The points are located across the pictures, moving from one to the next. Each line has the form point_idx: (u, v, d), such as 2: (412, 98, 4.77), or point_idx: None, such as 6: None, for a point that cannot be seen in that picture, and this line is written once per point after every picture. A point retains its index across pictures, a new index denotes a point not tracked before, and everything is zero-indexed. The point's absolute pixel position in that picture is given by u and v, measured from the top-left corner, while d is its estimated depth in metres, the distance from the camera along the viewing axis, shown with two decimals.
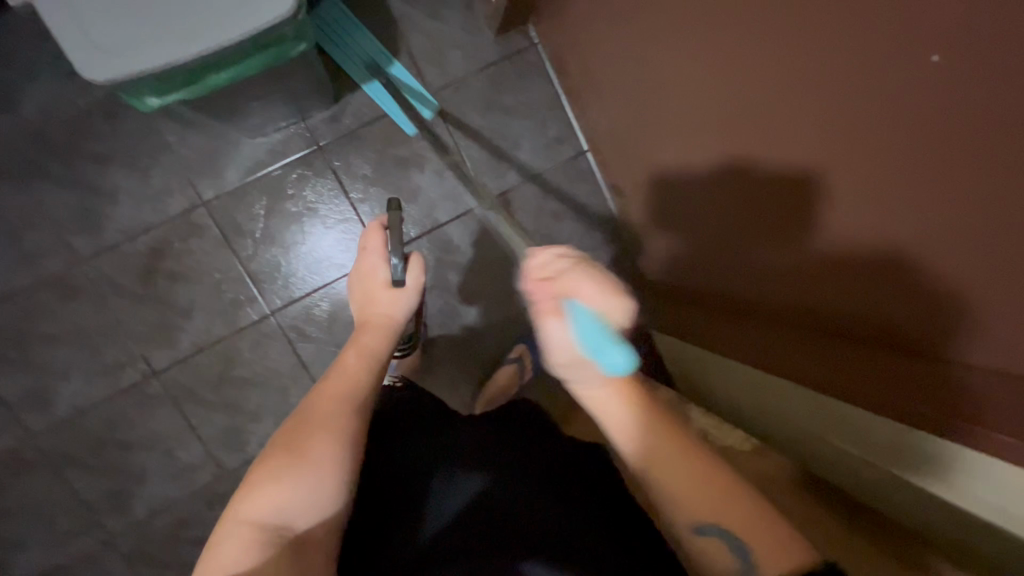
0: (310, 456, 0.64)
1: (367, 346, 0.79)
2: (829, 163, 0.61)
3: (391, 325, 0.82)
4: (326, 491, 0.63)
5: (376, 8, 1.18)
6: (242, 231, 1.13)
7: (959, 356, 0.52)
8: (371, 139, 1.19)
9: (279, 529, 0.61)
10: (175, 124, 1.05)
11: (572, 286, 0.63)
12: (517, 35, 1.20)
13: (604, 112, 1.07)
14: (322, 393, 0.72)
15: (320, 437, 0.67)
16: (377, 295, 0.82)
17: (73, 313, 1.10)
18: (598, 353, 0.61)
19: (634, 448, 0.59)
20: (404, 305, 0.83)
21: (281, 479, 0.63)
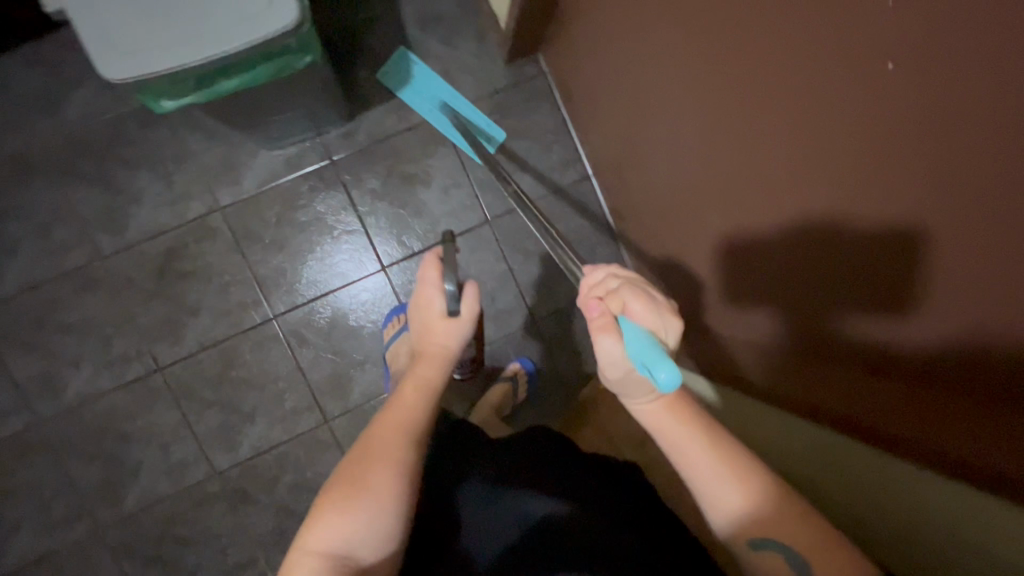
0: (371, 488, 0.65)
1: (424, 377, 0.76)
2: (773, 170, 0.64)
3: (444, 355, 0.79)
4: (389, 517, 0.64)
5: (392, 32, 1.27)
6: (254, 239, 1.23)
7: (931, 366, 0.51)
8: (380, 155, 1.26)
9: (347, 559, 0.61)
10: (208, 149, 1.23)
11: (623, 302, 0.64)
12: (526, 64, 1.29)
13: (604, 145, 1.18)
14: (382, 424, 0.71)
15: (377, 470, 0.66)
16: (433, 325, 0.79)
17: (96, 307, 1.22)
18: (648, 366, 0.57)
19: (704, 470, 0.60)
20: (459, 335, 0.79)
21: (348, 512, 0.63)
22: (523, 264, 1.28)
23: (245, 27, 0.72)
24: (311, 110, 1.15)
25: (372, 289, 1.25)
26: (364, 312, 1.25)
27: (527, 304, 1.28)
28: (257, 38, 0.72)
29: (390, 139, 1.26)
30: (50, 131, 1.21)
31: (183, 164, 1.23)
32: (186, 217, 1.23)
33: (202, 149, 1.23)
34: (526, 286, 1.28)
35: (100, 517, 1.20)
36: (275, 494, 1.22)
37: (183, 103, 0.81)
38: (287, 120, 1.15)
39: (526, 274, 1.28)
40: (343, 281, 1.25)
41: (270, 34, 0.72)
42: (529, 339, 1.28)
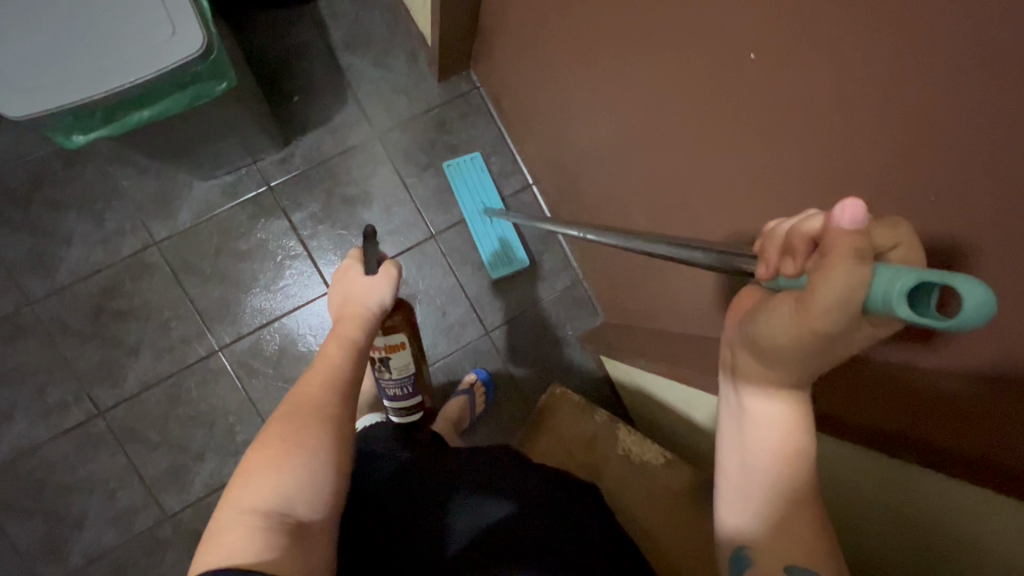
0: (309, 442, 0.63)
1: (344, 336, 0.74)
2: (707, 163, 0.68)
3: (365, 315, 0.77)
4: (323, 470, 0.62)
5: (323, 57, 1.28)
6: (193, 270, 1.21)
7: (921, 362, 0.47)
8: (320, 178, 1.26)
9: (284, 513, 0.58)
10: (140, 184, 1.21)
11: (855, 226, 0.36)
12: (459, 80, 1.31)
13: (540, 152, 1.20)
14: (312, 378, 0.69)
15: (313, 427, 0.64)
16: (354, 287, 0.78)
17: (26, 354, 1.17)
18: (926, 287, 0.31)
19: (776, 480, 0.49)
20: (381, 295, 0.78)
21: (283, 466, 0.60)
22: (471, 276, 1.29)
23: (150, 57, 0.72)
24: (245, 137, 1.15)
25: (320, 313, 1.24)
26: (314, 336, 1.23)
27: (479, 316, 1.29)
28: (161, 68, 0.72)
29: (328, 161, 1.26)
30: None
31: (113, 202, 1.20)
32: (119, 254, 1.20)
33: (132, 184, 1.21)
34: (475, 298, 1.29)
35: None
36: None
37: (95, 137, 0.78)
38: (218, 146, 1.13)
39: (475, 286, 1.29)
40: (290, 307, 1.23)
41: (173, 63, 0.72)
42: (484, 351, 1.29)
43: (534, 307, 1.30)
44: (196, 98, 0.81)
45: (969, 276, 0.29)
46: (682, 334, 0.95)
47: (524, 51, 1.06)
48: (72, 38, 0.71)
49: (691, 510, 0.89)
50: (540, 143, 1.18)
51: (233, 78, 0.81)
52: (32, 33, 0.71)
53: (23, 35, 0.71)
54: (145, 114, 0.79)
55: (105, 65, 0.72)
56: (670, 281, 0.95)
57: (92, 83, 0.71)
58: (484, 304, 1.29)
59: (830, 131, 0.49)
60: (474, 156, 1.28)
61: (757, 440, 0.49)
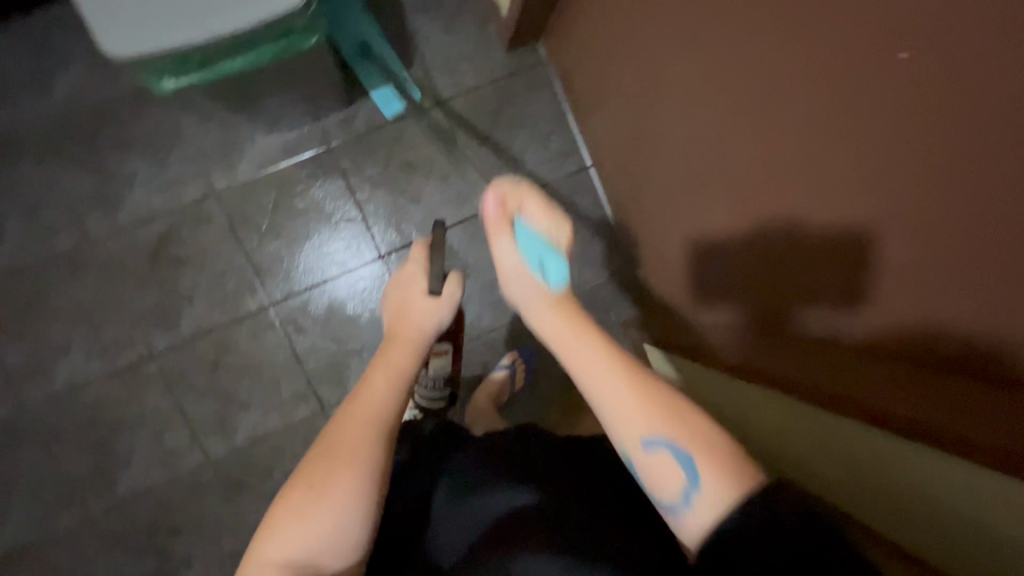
0: (333, 493, 0.63)
1: (397, 364, 0.75)
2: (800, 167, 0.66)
3: (418, 338, 0.80)
4: (351, 525, 0.64)
5: (394, 18, 1.26)
6: (250, 224, 1.22)
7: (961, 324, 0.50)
8: (380, 142, 1.25)
9: (306, 565, 0.62)
10: (203, 132, 1.21)
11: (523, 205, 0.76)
12: (527, 52, 1.29)
13: (605, 133, 1.18)
14: (348, 414, 0.70)
15: (340, 472, 0.64)
16: (413, 304, 0.82)
17: (83, 291, 1.19)
18: (542, 261, 0.72)
19: (615, 397, 0.59)
20: (439, 317, 0.82)
21: (305, 516, 0.63)
22: None
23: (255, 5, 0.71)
24: (312, 95, 1.14)
25: (369, 278, 1.25)
26: (362, 300, 1.24)
27: None
28: (264, 17, 0.71)
29: (388, 126, 1.25)
30: (38, 109, 1.18)
31: (177, 147, 1.21)
32: (180, 201, 1.21)
33: (196, 131, 1.21)
34: None
35: (89, 507, 1.18)
36: (270, 483, 1.20)
37: (185, 83, 0.80)
38: (285, 101, 1.13)
39: None
40: (342, 269, 1.24)
41: (273, 14, 0.72)
42: (528, 329, 1.29)
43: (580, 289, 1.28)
44: (285, 53, 0.82)
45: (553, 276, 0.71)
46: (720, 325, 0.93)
47: (600, 28, 1.03)
48: None
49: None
50: (605, 123, 1.16)
51: (323, 35, 0.82)
52: None
53: None
54: (235, 64, 0.80)
55: (206, 9, 0.71)
56: (708, 279, 0.93)
57: (193, 28, 0.71)
58: None
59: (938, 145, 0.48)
60: None
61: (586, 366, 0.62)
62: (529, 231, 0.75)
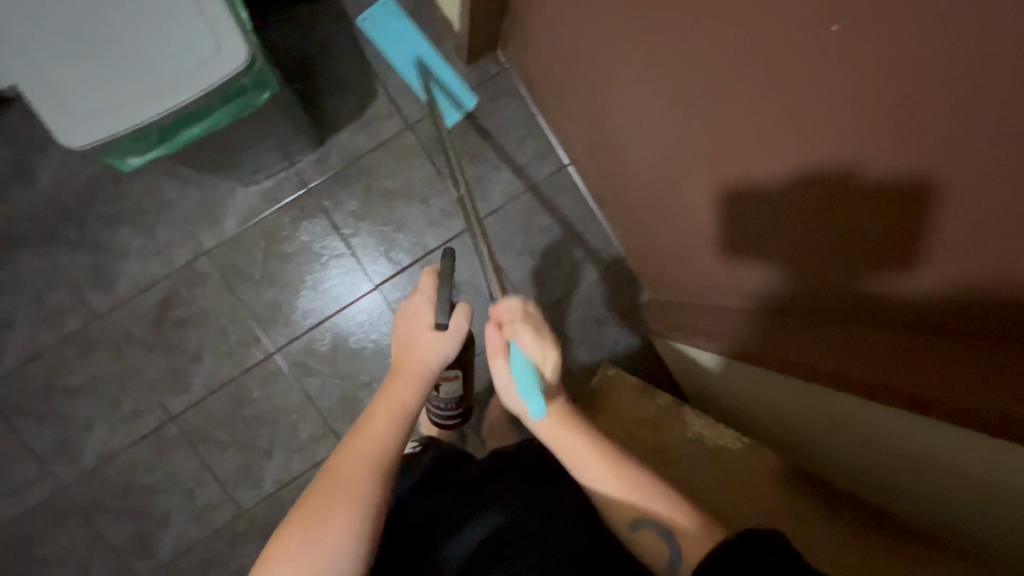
0: (331, 527, 0.65)
1: (397, 401, 0.76)
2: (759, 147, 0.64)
3: (423, 374, 0.80)
4: (349, 559, 0.65)
5: (351, 50, 1.26)
6: (244, 276, 1.24)
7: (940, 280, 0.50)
8: (356, 175, 1.26)
9: None
10: (185, 194, 1.24)
11: (515, 332, 0.75)
12: (487, 61, 1.28)
13: (575, 131, 1.17)
14: (350, 454, 0.71)
15: (336, 517, 0.65)
16: (420, 337, 0.81)
17: (97, 365, 1.23)
18: (526, 396, 0.72)
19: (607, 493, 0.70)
20: (444, 351, 0.81)
21: (298, 557, 0.63)
22: (513, 262, 1.28)
23: (198, 74, 0.73)
24: (283, 141, 1.15)
25: (368, 310, 1.26)
26: (364, 332, 1.26)
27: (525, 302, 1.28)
28: (208, 82, 0.73)
29: (362, 158, 1.26)
30: (26, 199, 1.21)
31: (162, 214, 1.23)
32: (173, 265, 1.23)
33: (178, 195, 1.23)
34: (519, 284, 1.28)
35: (135, 571, 1.22)
36: None
37: (150, 157, 0.82)
38: (257, 154, 1.14)
39: (518, 272, 1.28)
40: (340, 305, 1.26)
41: (220, 79, 0.73)
42: None
43: (576, 289, 1.28)
44: (242, 111, 0.83)
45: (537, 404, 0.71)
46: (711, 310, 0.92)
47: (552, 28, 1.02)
48: (123, 61, 0.73)
49: (771, 495, 0.85)
50: (574, 121, 1.15)
51: (275, 87, 0.83)
52: (81, 63, 0.72)
53: (75, 68, 0.72)
54: (194, 130, 0.81)
55: (156, 87, 0.73)
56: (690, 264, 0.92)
57: (147, 105, 0.73)
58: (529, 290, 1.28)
59: (903, 142, 0.46)
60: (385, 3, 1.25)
61: (596, 474, 0.70)
62: (520, 357, 0.74)
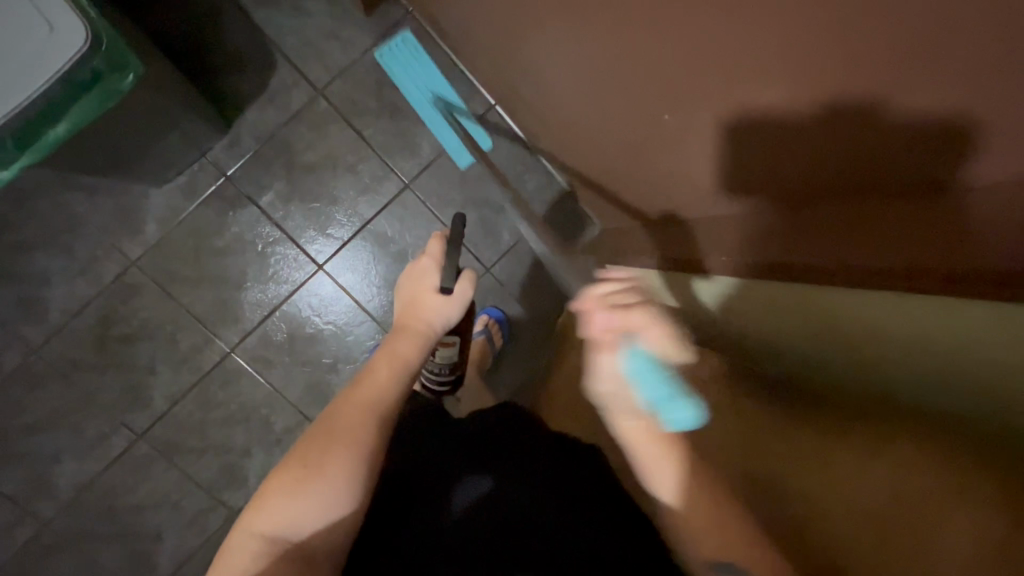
0: (329, 475, 0.60)
1: (401, 357, 0.75)
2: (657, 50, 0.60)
3: (426, 334, 0.79)
4: (343, 505, 0.60)
5: (239, 19, 1.17)
6: (180, 280, 1.19)
7: (929, 182, 0.41)
8: (274, 154, 1.19)
9: (290, 540, 0.58)
10: (97, 207, 1.16)
11: (647, 324, 0.64)
12: (386, 8, 1.20)
13: (490, 66, 1.11)
14: (350, 399, 0.68)
15: (338, 449, 0.62)
16: (424, 299, 0.80)
17: (49, 399, 1.18)
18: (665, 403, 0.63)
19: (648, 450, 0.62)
20: (447, 315, 0.81)
21: (296, 493, 0.59)
22: (456, 216, 1.24)
23: (37, 62, 0.66)
24: (184, 130, 1.07)
25: (318, 291, 1.22)
26: (318, 315, 1.22)
27: (476, 255, 1.25)
28: (52, 73, 0.66)
29: (275, 136, 1.19)
30: None
31: (78, 231, 1.16)
32: (102, 282, 1.18)
33: (90, 208, 1.16)
34: (466, 237, 1.25)
35: None
36: None
37: (19, 168, 0.76)
38: (161, 148, 1.07)
39: (462, 226, 1.24)
40: (287, 291, 1.22)
41: (63, 65, 0.66)
42: (490, 289, 1.26)
43: (524, 232, 1.25)
44: (107, 101, 0.78)
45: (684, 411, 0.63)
46: (653, 230, 0.89)
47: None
48: None
49: None
50: (486, 56, 1.09)
51: (138, 70, 0.78)
52: None
53: None
54: (58, 128, 0.75)
55: None
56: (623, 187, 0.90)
57: None
58: (477, 243, 1.25)
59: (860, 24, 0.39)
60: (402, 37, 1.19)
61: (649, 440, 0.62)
62: (645, 362, 0.63)
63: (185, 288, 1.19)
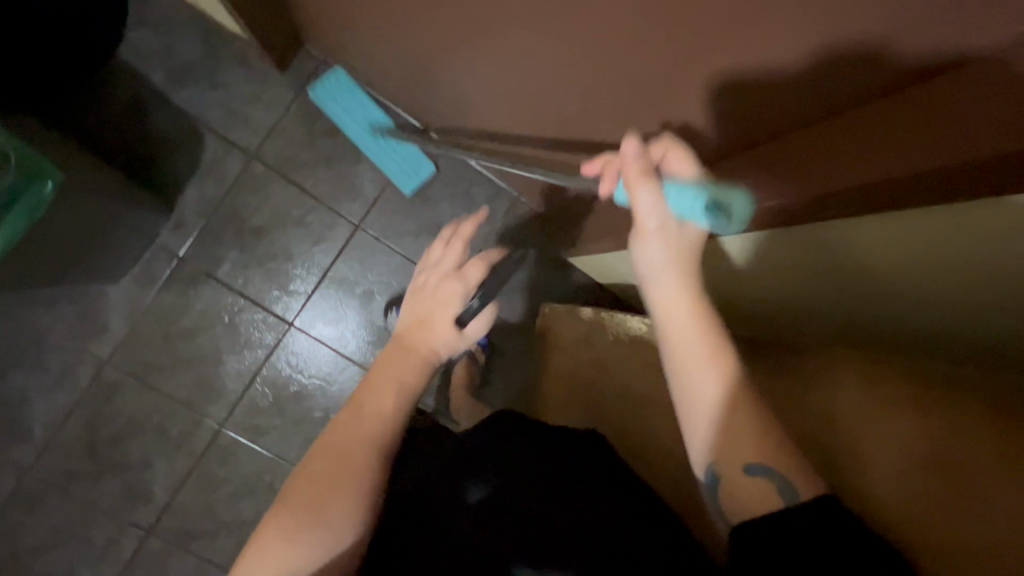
0: (332, 523, 0.60)
1: (402, 380, 0.71)
2: None
3: (431, 359, 0.75)
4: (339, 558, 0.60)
5: (160, 104, 1.18)
6: (157, 368, 1.19)
7: (927, 81, 0.43)
8: (223, 225, 1.21)
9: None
10: (58, 315, 1.17)
11: (665, 152, 0.61)
12: (300, 62, 1.22)
13: (410, 93, 1.13)
14: (341, 427, 0.66)
15: (340, 498, 0.61)
16: (432, 321, 0.75)
17: (51, 515, 1.17)
18: (717, 204, 0.55)
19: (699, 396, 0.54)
20: (455, 343, 0.77)
21: (296, 538, 0.59)
22: (414, 245, 1.25)
23: None
24: (128, 221, 1.08)
25: (294, 348, 1.23)
26: (301, 372, 1.23)
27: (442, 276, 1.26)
28: None
29: (218, 207, 1.20)
30: None
31: (45, 343, 1.16)
32: (79, 388, 1.18)
33: (52, 318, 1.16)
34: None
35: None
36: None
37: None
38: (109, 244, 1.08)
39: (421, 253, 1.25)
40: (264, 355, 1.22)
41: None
42: None
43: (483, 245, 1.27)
44: (27, 213, 0.77)
45: (741, 194, 0.54)
46: None
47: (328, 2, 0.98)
48: None
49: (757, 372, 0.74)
50: (404, 84, 1.12)
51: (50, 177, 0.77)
52: None
53: None
54: None
55: None
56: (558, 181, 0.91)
57: None
58: None
59: None
60: (336, 71, 1.20)
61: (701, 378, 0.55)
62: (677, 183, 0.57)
63: (163, 376, 1.19)
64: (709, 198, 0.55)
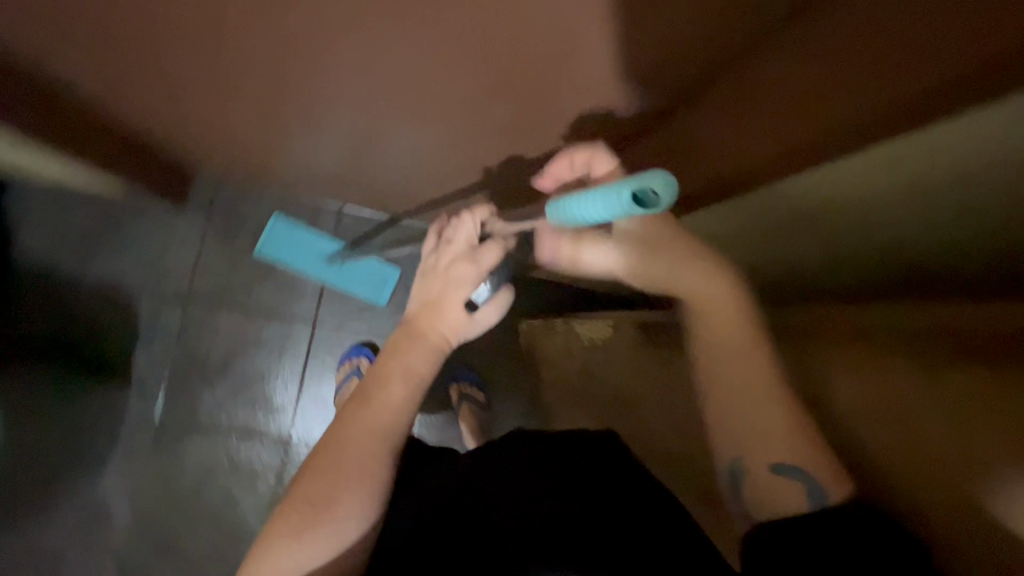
0: (335, 512, 0.53)
1: (415, 369, 0.64)
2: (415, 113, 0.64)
3: (443, 346, 0.69)
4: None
5: (79, 283, 1.16)
6: (174, 536, 1.16)
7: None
8: (186, 373, 1.19)
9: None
10: (56, 523, 1.13)
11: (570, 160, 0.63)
12: (198, 193, 1.21)
13: (314, 184, 1.13)
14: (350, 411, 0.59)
15: (344, 492, 0.54)
16: (444, 308, 0.68)
17: None
18: (634, 189, 0.48)
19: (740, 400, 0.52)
20: (466, 333, 0.71)
21: (301, 536, 0.52)
22: (375, 322, 1.25)
23: None
24: None
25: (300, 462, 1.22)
26: None
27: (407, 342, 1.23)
28: None
29: (176, 356, 1.19)
30: None
31: (52, 555, 1.13)
32: None
33: (49, 528, 1.13)
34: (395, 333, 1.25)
35: None
36: None
37: None
38: None
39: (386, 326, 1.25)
40: (273, 480, 1.21)
41: None
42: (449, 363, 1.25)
43: None
44: None
45: (654, 171, 0.47)
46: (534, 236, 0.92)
47: (180, 139, 0.97)
48: None
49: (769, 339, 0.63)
50: (304, 178, 1.11)
51: None
52: None
53: None
54: None
55: None
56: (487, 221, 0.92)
57: None
58: None
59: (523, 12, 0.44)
60: (277, 217, 1.20)
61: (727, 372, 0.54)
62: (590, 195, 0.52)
63: (181, 541, 1.16)
64: (626, 189, 0.48)
